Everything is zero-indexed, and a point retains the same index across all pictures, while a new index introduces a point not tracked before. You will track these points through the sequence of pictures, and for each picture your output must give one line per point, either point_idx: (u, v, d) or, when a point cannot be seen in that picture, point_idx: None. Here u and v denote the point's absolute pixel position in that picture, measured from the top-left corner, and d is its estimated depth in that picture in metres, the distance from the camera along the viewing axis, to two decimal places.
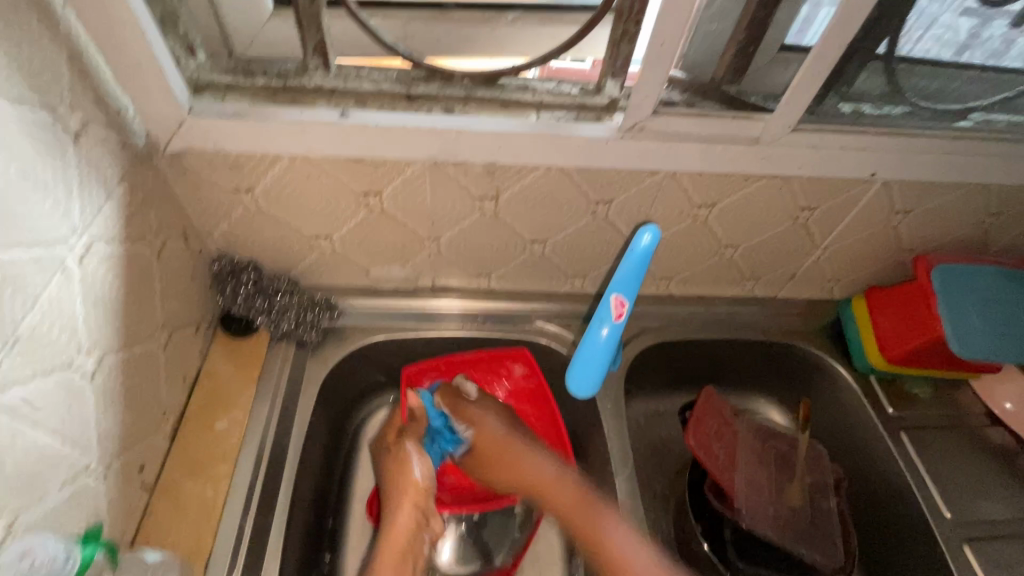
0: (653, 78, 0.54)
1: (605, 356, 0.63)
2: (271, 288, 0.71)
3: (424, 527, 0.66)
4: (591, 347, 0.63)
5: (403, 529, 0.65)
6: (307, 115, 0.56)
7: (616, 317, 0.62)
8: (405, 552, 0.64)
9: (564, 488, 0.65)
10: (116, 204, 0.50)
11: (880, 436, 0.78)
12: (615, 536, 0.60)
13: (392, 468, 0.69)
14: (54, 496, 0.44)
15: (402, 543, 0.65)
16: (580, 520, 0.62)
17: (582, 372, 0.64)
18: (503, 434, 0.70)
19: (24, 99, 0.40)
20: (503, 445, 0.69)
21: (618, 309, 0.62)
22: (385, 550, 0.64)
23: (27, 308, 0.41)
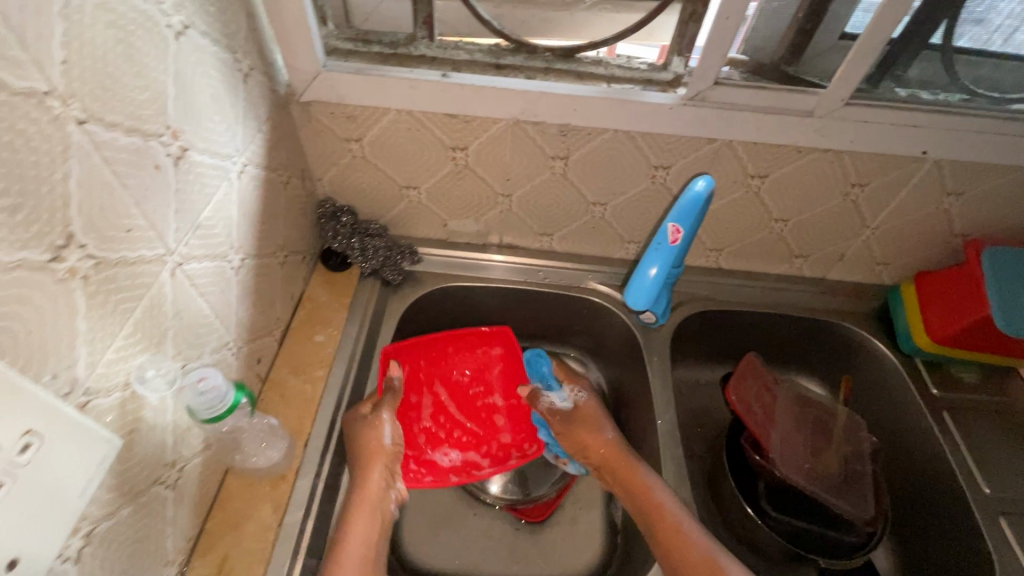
0: (717, 50, 0.62)
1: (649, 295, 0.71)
2: (365, 231, 0.82)
3: (391, 491, 0.65)
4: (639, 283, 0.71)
5: (378, 483, 0.63)
6: (414, 73, 0.66)
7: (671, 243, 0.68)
8: (382, 504, 0.63)
9: (660, 509, 0.65)
10: (262, 136, 0.62)
11: (921, 411, 0.81)
12: (705, 548, 0.61)
13: (359, 433, 0.66)
14: (208, 356, 0.55)
15: (377, 496, 0.63)
16: (682, 553, 0.61)
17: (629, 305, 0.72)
18: (612, 441, 0.75)
19: (219, 40, 0.52)
20: (618, 452, 0.73)
21: (674, 235, 0.66)
22: (360, 506, 0.61)
23: (206, 202, 0.52)
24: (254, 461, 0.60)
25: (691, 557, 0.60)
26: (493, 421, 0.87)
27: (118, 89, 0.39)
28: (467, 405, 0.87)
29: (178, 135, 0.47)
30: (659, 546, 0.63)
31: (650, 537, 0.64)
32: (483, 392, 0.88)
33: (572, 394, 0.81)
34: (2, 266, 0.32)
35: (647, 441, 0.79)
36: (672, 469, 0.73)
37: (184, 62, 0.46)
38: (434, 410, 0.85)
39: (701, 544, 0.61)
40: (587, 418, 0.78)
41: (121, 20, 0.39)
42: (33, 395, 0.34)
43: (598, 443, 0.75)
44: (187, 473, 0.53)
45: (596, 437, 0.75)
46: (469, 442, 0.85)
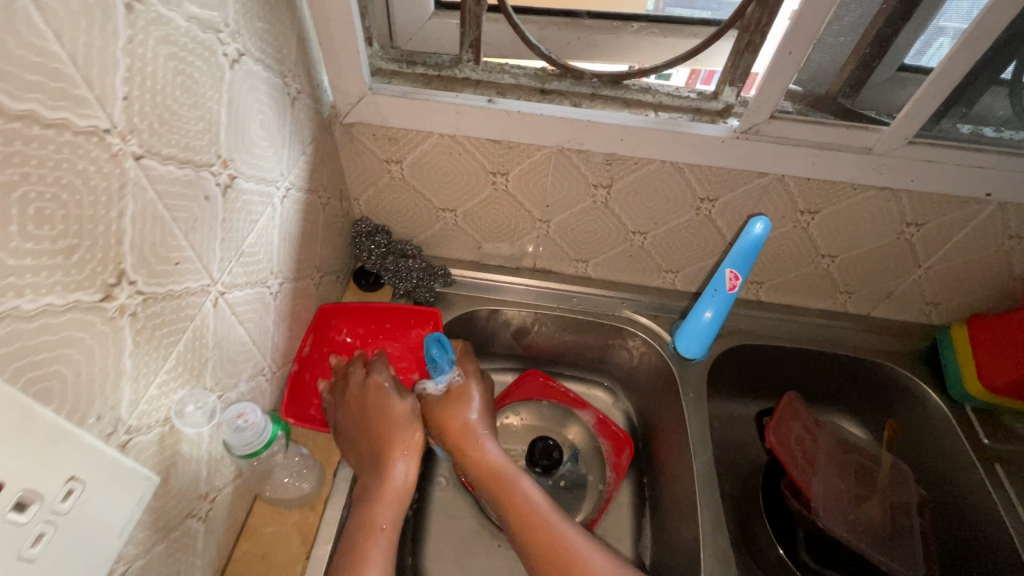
0: (776, 85, 0.59)
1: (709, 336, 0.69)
2: (399, 251, 0.81)
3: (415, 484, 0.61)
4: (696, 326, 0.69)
5: (403, 476, 0.59)
6: (460, 99, 0.65)
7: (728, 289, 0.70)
8: (404, 499, 0.58)
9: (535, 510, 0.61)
10: (305, 158, 0.61)
11: (973, 464, 0.76)
12: (582, 551, 0.57)
13: (372, 419, 0.62)
14: (244, 383, 0.54)
15: (399, 492, 0.58)
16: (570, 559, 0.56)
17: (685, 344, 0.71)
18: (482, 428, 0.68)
19: (270, 66, 0.51)
20: (476, 437, 0.66)
21: (732, 282, 0.68)
22: (378, 502, 0.57)
23: (251, 229, 0.51)
24: (283, 490, 0.59)
25: (565, 561, 0.56)
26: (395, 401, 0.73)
27: (173, 122, 0.38)
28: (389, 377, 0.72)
29: (228, 164, 0.46)
30: (532, 549, 0.58)
31: (522, 538, 0.59)
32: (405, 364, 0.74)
33: (459, 375, 0.71)
34: (55, 309, 0.31)
35: (680, 479, 0.76)
36: (708, 513, 0.70)
37: (236, 90, 0.46)
38: None
39: (580, 547, 0.58)
40: (458, 401, 0.69)
41: (179, 52, 0.38)
42: (80, 439, 0.33)
43: (466, 431, 0.67)
44: (219, 503, 0.52)
45: (456, 418, 0.68)
46: None
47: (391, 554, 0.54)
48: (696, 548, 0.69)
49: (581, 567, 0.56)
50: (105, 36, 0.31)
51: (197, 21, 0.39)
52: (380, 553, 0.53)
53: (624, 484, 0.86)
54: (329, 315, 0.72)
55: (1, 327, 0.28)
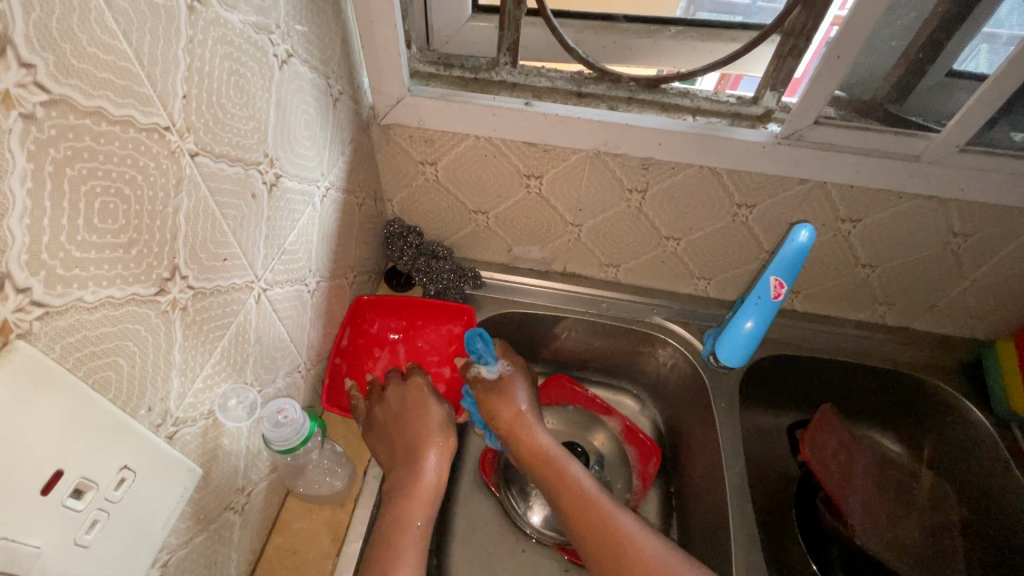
0: (822, 89, 0.58)
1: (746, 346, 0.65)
2: (430, 253, 0.81)
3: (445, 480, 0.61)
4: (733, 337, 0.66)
5: (434, 472, 0.59)
6: (497, 101, 0.65)
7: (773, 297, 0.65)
8: (435, 496, 0.58)
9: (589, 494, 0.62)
10: (344, 158, 0.62)
11: (1020, 486, 0.73)
12: (635, 535, 0.58)
13: (408, 416, 0.63)
14: (281, 380, 0.55)
15: (432, 488, 0.59)
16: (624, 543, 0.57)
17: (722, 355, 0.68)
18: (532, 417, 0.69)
19: (316, 68, 0.51)
20: (527, 423, 0.67)
21: (777, 289, 0.64)
22: (412, 496, 0.57)
23: (292, 227, 0.52)
24: (315, 486, 0.60)
25: (621, 546, 0.57)
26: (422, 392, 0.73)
27: (227, 120, 0.39)
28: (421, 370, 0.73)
29: (274, 163, 0.47)
30: (584, 534, 0.59)
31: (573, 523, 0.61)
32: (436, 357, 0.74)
33: (507, 367, 0.72)
34: (114, 301, 0.32)
35: (711, 490, 0.75)
36: (740, 527, 0.68)
37: (284, 91, 0.46)
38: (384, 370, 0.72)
39: (632, 532, 0.58)
40: (509, 391, 0.69)
41: (234, 53, 0.39)
42: (133, 429, 0.34)
43: (517, 419, 0.68)
44: (254, 497, 0.53)
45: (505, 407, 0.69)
46: None
47: (422, 554, 0.54)
48: (727, 562, 0.67)
49: (637, 552, 0.56)
50: (169, 36, 0.32)
51: (251, 23, 0.40)
52: (411, 553, 0.53)
53: (651, 493, 0.84)
54: (363, 308, 0.72)
55: (66, 317, 0.29)
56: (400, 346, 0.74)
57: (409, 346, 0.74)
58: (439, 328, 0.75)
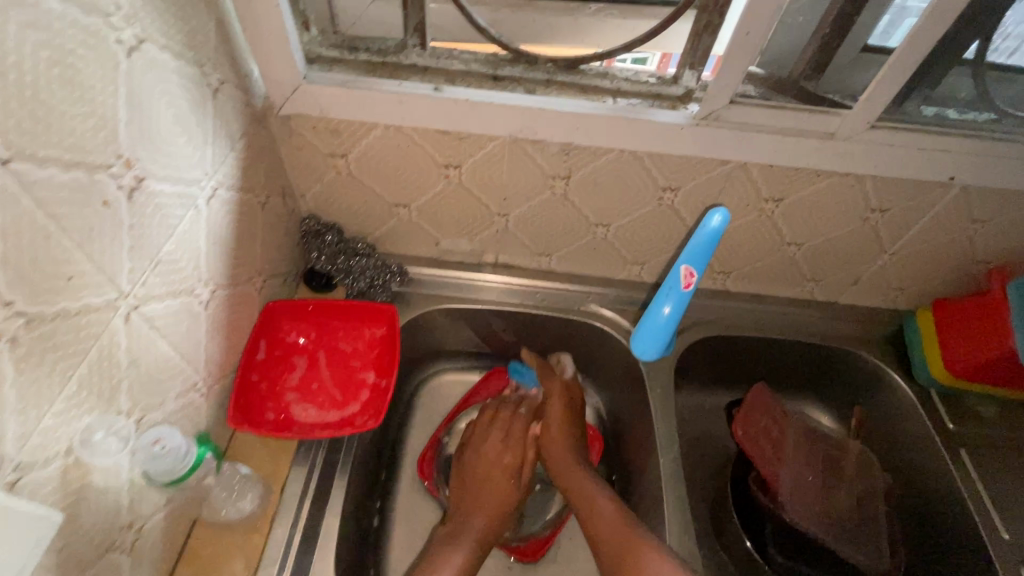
0: (734, 67, 0.56)
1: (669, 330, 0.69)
2: (352, 250, 0.77)
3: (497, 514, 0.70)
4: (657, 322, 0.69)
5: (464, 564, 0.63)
6: (404, 87, 0.60)
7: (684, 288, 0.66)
8: None
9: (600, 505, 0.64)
10: (236, 155, 0.57)
11: (937, 450, 0.76)
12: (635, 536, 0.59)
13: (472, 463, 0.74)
14: (171, 403, 0.50)
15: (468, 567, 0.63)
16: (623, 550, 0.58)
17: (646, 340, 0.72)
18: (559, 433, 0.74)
19: (182, 54, 0.46)
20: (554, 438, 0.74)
21: (687, 280, 0.64)
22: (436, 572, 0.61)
23: (168, 235, 0.47)
24: (224, 511, 0.55)
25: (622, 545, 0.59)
26: (350, 389, 0.67)
27: (54, 119, 0.34)
28: (342, 373, 0.68)
29: (132, 165, 0.41)
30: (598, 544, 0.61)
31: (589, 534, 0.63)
32: (358, 358, 0.69)
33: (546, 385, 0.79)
34: None
35: (648, 477, 0.75)
36: (675, 513, 0.68)
37: (139, 83, 0.41)
38: (302, 373, 0.67)
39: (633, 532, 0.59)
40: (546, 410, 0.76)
41: (55, 40, 0.33)
42: None
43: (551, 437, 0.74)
44: (146, 532, 0.48)
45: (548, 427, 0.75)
46: (319, 405, 0.66)
47: None
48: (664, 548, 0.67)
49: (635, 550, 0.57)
50: None
51: (79, 5, 0.35)
52: None
53: None
54: (274, 315, 0.67)
55: None
56: (320, 352, 0.69)
57: (331, 350, 0.70)
58: (360, 328, 0.71)
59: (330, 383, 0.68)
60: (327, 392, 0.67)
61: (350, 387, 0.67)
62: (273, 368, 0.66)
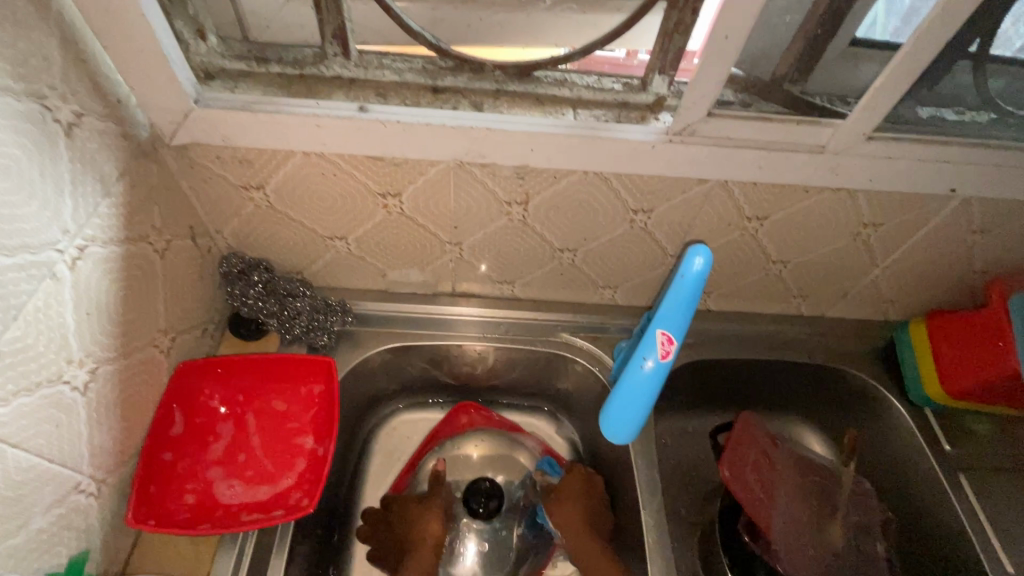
0: (711, 76, 0.48)
1: (647, 396, 0.56)
2: (283, 291, 0.66)
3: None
4: (633, 386, 0.56)
5: None
6: (322, 107, 0.50)
7: (662, 357, 0.54)
8: None
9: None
10: (114, 201, 0.46)
11: (936, 477, 0.71)
12: None
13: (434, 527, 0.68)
14: (39, 520, 0.41)
15: None
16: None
17: (619, 412, 0.57)
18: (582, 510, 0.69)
19: (7, 88, 0.35)
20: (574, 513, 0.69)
21: (665, 348, 0.53)
22: None
23: (9, 320, 0.37)
24: None
25: None
26: (286, 457, 0.59)
27: None
28: (278, 438, 0.60)
29: None
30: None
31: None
32: (296, 418, 0.61)
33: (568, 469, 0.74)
34: None
35: (630, 527, 0.68)
36: (660, 572, 0.62)
37: None
38: (227, 445, 0.58)
39: None
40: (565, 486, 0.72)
41: None
42: None
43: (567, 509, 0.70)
44: None
45: (569, 513, 0.69)
46: (248, 482, 0.57)
47: None
48: None
49: None
50: None
51: None
52: None
53: None
54: (189, 380, 0.57)
55: None
56: (250, 416, 0.61)
57: (263, 412, 0.61)
58: (296, 384, 0.62)
59: (264, 451, 0.59)
60: (261, 463, 0.58)
61: (289, 454, 0.59)
62: (187, 441, 0.57)
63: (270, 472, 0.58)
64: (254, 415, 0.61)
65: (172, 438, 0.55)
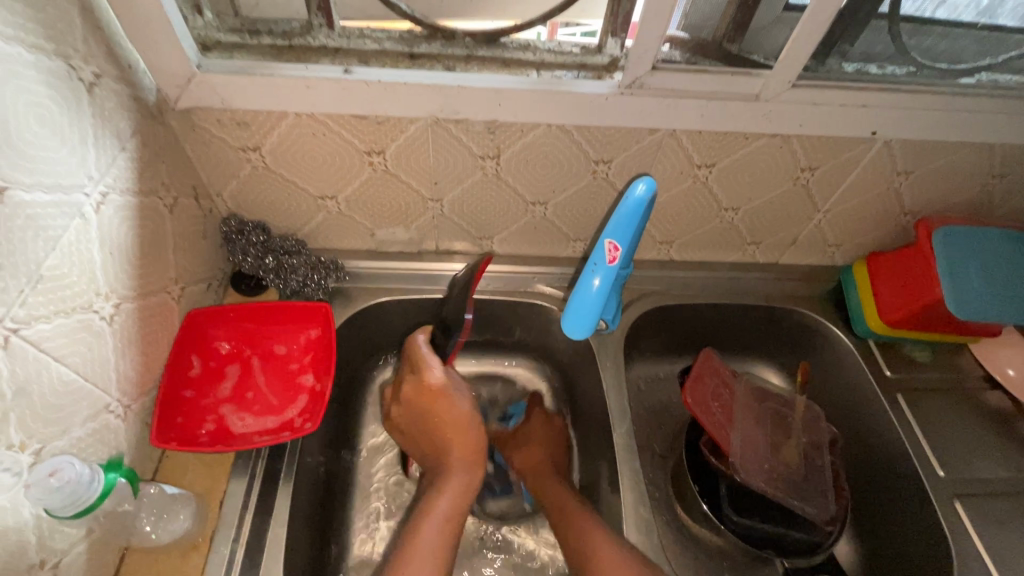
0: (652, 32, 0.55)
1: (599, 306, 0.62)
2: (280, 249, 0.73)
3: (459, 526, 0.62)
4: (584, 296, 0.62)
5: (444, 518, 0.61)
6: (311, 71, 0.57)
7: (610, 262, 0.59)
8: None
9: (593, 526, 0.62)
10: (129, 155, 0.52)
11: (877, 398, 0.79)
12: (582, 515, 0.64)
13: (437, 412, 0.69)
14: (78, 429, 0.47)
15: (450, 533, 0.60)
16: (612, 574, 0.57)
17: (577, 323, 0.63)
18: (546, 444, 0.78)
19: (40, 47, 0.41)
20: (540, 440, 0.78)
21: (612, 254, 0.59)
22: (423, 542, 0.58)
23: (49, 248, 0.43)
24: (153, 536, 0.52)
25: (574, 523, 0.64)
26: (290, 392, 0.65)
27: None
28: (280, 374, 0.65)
29: None
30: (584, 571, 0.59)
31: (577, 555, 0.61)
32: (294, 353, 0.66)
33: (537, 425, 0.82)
34: None
35: (604, 452, 0.75)
36: (631, 485, 0.69)
37: None
38: (236, 382, 0.64)
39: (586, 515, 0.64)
40: (545, 425, 0.80)
41: None
42: None
43: (533, 441, 0.78)
44: (65, 567, 0.45)
45: (531, 456, 0.76)
46: (256, 413, 0.63)
47: None
48: (621, 523, 0.67)
49: (581, 521, 0.63)
50: None
51: None
52: None
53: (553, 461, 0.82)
54: (200, 325, 0.63)
55: None
56: (255, 358, 0.67)
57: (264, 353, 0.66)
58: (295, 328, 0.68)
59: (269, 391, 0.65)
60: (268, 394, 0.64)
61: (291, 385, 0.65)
62: (201, 379, 0.63)
63: (276, 405, 0.64)
64: (259, 357, 0.67)
65: (187, 375, 0.61)
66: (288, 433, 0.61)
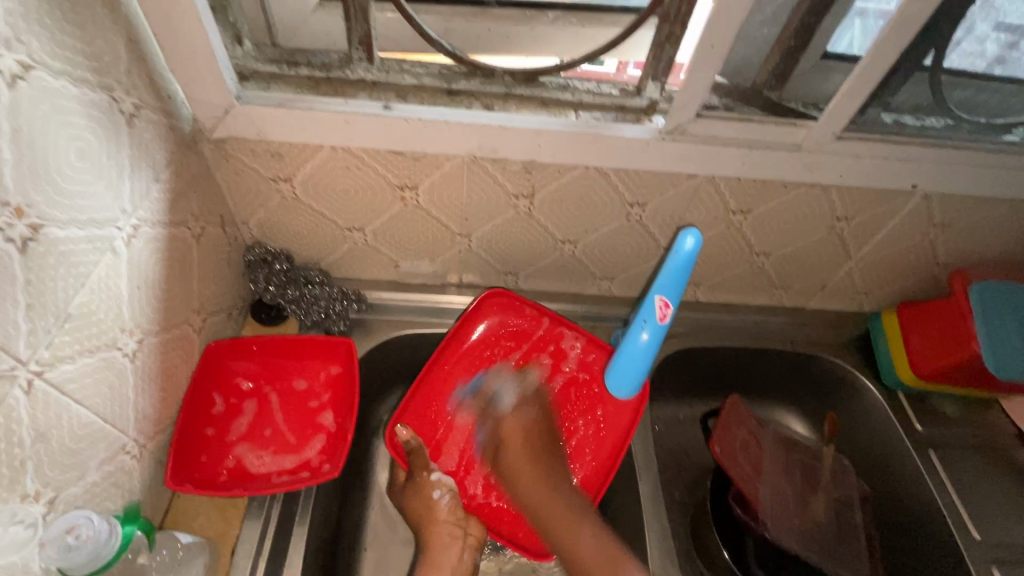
0: (699, 81, 0.54)
1: (646, 358, 0.65)
2: (303, 279, 0.71)
3: None
4: (630, 351, 0.64)
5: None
6: (351, 105, 0.56)
7: (659, 320, 0.62)
8: None
9: (589, 541, 0.58)
10: (162, 186, 0.51)
11: (908, 453, 0.77)
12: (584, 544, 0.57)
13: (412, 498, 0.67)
14: (94, 473, 0.44)
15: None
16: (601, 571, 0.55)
17: (620, 375, 0.65)
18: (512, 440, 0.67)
19: (85, 80, 0.40)
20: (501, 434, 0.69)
21: (663, 311, 0.61)
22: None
23: (78, 285, 0.41)
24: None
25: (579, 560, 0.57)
26: (309, 430, 0.64)
27: None
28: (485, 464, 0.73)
29: (24, 212, 0.35)
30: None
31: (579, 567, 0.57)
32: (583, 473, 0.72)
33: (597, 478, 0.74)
34: None
35: (628, 502, 0.72)
36: (656, 537, 0.66)
37: (27, 117, 0.35)
38: (255, 420, 0.63)
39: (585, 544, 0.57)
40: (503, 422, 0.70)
41: None
42: None
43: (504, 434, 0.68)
44: None
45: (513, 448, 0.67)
46: (274, 453, 0.61)
47: None
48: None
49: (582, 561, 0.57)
50: None
51: None
52: None
53: None
54: (222, 359, 0.62)
55: None
56: (274, 395, 0.65)
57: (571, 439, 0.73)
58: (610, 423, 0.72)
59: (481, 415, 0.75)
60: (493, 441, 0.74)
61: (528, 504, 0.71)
62: (220, 416, 0.61)
63: (295, 445, 0.62)
64: (278, 393, 0.65)
65: (206, 412, 0.60)
66: (305, 475, 0.59)
